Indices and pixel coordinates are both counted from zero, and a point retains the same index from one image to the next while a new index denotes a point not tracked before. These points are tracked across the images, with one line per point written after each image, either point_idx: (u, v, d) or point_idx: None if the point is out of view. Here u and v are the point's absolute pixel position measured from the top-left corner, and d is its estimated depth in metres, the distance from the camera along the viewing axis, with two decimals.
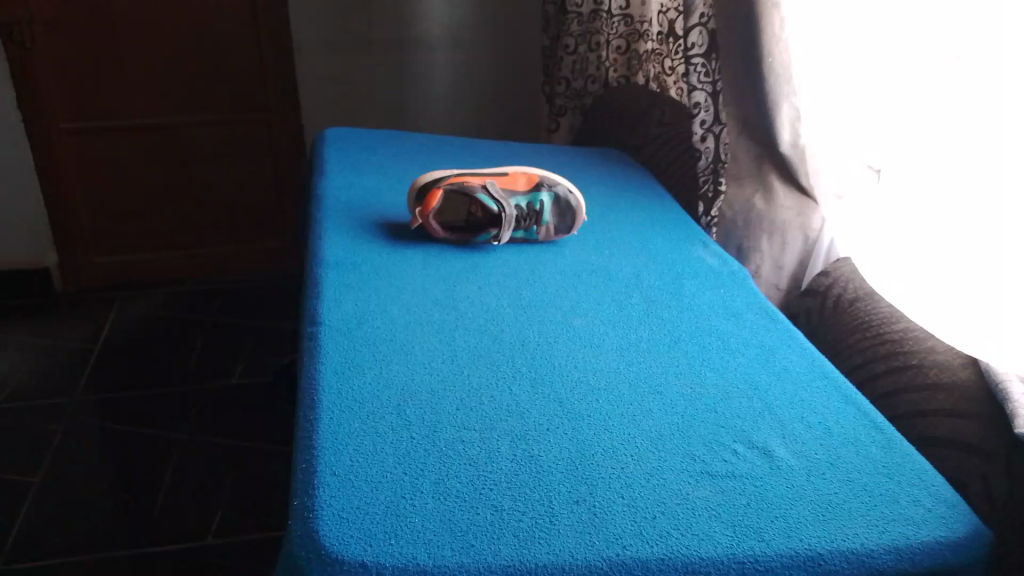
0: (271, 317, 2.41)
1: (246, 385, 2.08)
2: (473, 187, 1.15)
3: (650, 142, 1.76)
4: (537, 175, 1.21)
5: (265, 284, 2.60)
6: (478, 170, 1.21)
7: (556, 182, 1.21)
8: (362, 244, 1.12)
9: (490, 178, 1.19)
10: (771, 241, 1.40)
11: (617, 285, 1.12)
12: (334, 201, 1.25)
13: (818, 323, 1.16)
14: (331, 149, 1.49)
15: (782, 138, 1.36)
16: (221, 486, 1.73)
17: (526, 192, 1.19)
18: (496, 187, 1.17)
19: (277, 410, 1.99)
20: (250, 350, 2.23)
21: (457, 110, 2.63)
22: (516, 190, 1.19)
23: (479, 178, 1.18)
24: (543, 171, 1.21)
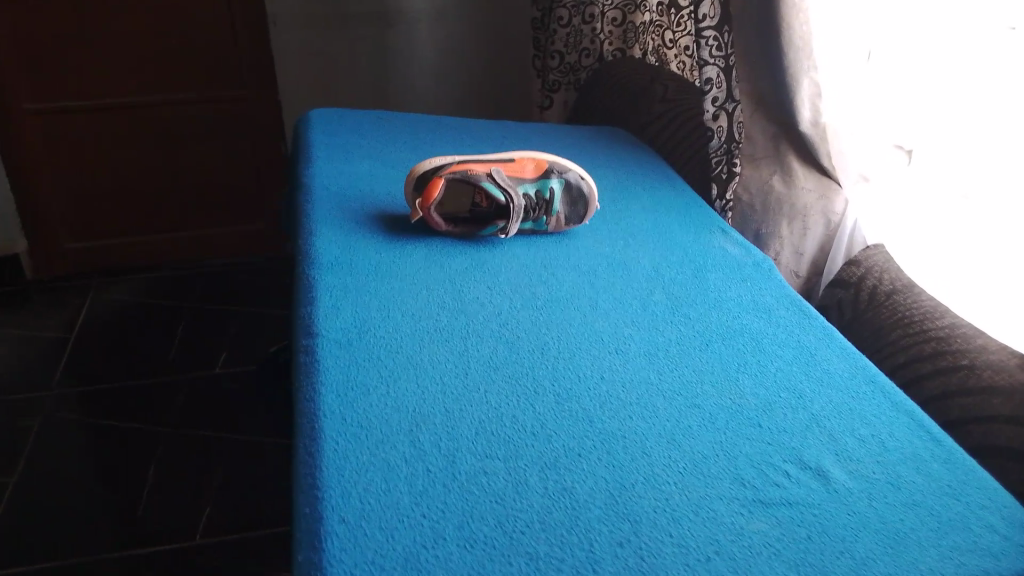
0: (256, 302, 2.30)
1: (231, 375, 1.97)
2: (478, 174, 1.05)
3: (654, 119, 1.66)
4: (546, 160, 1.10)
5: (246, 267, 2.48)
6: (481, 155, 1.10)
7: (567, 167, 1.11)
8: (359, 240, 1.02)
9: (494, 164, 1.09)
10: (791, 226, 1.31)
11: (637, 280, 1.03)
12: (325, 190, 1.15)
13: (852, 317, 1.08)
14: (318, 132, 1.38)
15: (803, 117, 1.28)
16: (208, 483, 1.64)
17: (534, 179, 1.09)
18: (503, 174, 1.07)
19: (267, 401, 1.89)
20: (234, 338, 2.12)
21: (442, 84, 2.53)
22: (524, 176, 1.09)
23: (484, 164, 1.08)
24: (552, 155, 1.12)
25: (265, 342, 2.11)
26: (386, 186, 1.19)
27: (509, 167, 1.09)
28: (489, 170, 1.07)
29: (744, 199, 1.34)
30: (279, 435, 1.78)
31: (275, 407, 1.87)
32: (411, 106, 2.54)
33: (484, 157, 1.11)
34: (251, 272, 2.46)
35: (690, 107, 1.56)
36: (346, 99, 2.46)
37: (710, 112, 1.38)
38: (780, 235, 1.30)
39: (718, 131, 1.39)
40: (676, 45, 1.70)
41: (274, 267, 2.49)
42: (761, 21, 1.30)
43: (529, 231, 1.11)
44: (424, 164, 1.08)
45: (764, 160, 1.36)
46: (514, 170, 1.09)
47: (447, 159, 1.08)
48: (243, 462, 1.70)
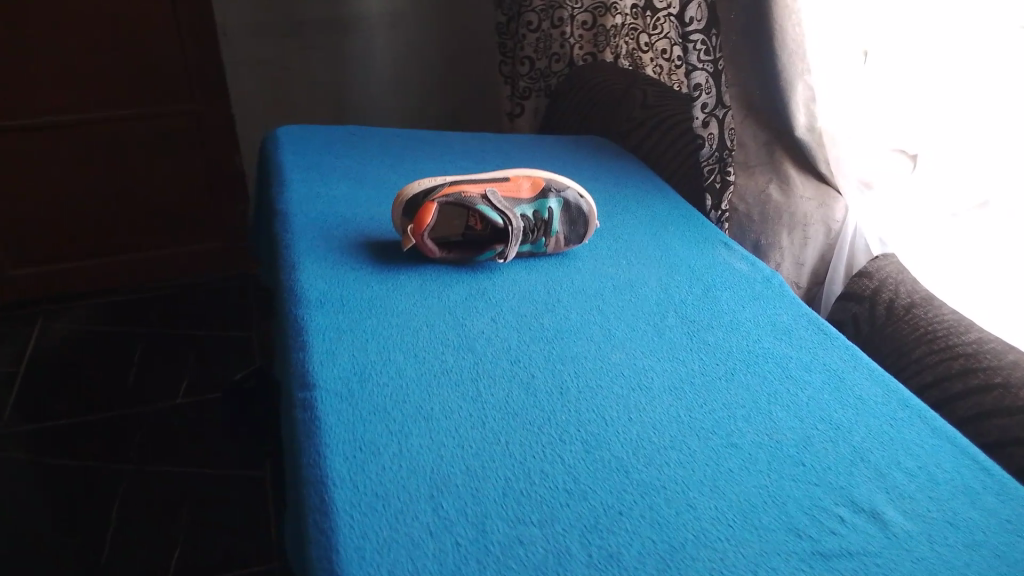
0: (217, 325, 2.17)
1: (196, 405, 1.85)
2: (472, 197, 0.98)
3: (635, 126, 1.60)
4: (542, 179, 1.03)
5: (206, 286, 2.36)
6: (473, 175, 1.03)
7: (565, 186, 1.04)
8: (347, 273, 0.94)
9: (488, 184, 1.02)
10: (791, 236, 1.25)
11: (647, 304, 0.97)
12: (305, 217, 1.06)
13: (870, 333, 1.03)
14: (288, 151, 1.28)
15: (797, 122, 1.23)
16: (178, 522, 1.52)
17: (532, 198, 1.02)
18: (498, 195, 1.00)
19: (236, 430, 1.78)
20: (195, 365, 2.00)
21: (402, 92, 2.45)
22: (520, 196, 1.02)
23: (477, 185, 1.01)
24: (548, 173, 1.05)
25: (230, 368, 1.99)
26: (369, 210, 1.10)
27: (504, 187, 1.02)
28: (484, 192, 0.99)
29: (741, 208, 1.29)
30: (252, 466, 1.68)
31: (245, 437, 1.76)
32: (372, 114, 2.45)
33: (476, 176, 1.03)
34: (211, 293, 2.33)
35: (675, 113, 1.50)
36: (303, 110, 2.36)
37: (698, 118, 1.30)
38: (781, 245, 1.25)
39: (709, 138, 1.31)
40: (653, 49, 1.66)
41: (235, 287, 2.36)
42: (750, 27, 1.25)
43: (526, 254, 1.04)
44: (413, 187, 1.00)
45: (758, 167, 1.31)
46: (510, 190, 1.02)
47: (438, 181, 1.00)
48: (214, 499, 1.59)
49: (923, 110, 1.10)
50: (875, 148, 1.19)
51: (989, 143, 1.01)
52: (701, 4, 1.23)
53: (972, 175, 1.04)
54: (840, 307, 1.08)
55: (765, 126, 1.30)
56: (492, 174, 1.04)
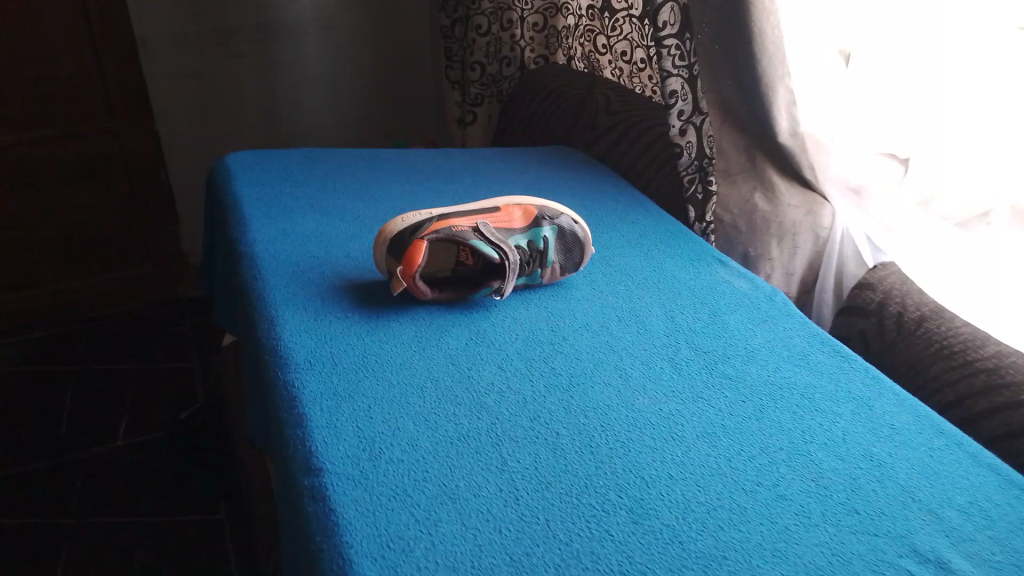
0: (160, 356, 2.00)
1: (143, 446, 1.69)
2: (463, 232, 0.90)
3: (602, 134, 1.54)
4: (534, 207, 0.97)
5: (139, 313, 2.18)
6: (459, 206, 0.95)
7: (557, 212, 0.97)
8: (333, 325, 0.84)
9: (476, 215, 0.94)
10: (780, 247, 1.21)
11: (657, 335, 0.91)
12: (275, 261, 0.96)
13: (882, 350, 0.99)
14: (244, 183, 1.18)
15: (781, 128, 1.20)
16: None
17: (525, 227, 0.95)
18: (490, 227, 0.92)
19: (190, 472, 1.62)
20: (139, 402, 1.83)
21: (337, 99, 2.32)
22: (512, 226, 0.94)
23: (466, 217, 0.93)
24: (538, 199, 0.98)
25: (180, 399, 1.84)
26: (344, 247, 1.01)
27: (494, 217, 0.94)
28: (474, 225, 0.91)
29: (727, 219, 1.24)
30: (209, 510, 1.53)
31: (202, 477, 1.61)
32: (309, 123, 2.32)
33: (462, 207, 0.95)
34: (149, 319, 2.15)
35: (648, 117, 1.43)
36: (234, 122, 2.22)
37: (676, 126, 1.26)
38: (770, 257, 1.21)
39: (687, 147, 1.27)
40: (611, 51, 1.60)
41: (176, 311, 2.19)
42: (725, 33, 1.20)
43: (521, 286, 0.97)
44: (395, 224, 0.91)
45: (740, 175, 1.27)
46: (500, 220, 0.94)
47: (423, 215, 0.92)
48: (173, 548, 1.44)
49: (905, 117, 1.06)
50: (863, 152, 1.14)
51: (977, 143, 0.95)
52: (674, 7, 1.20)
53: (956, 177, 0.98)
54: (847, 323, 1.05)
55: (743, 130, 1.26)
56: (478, 203, 0.96)
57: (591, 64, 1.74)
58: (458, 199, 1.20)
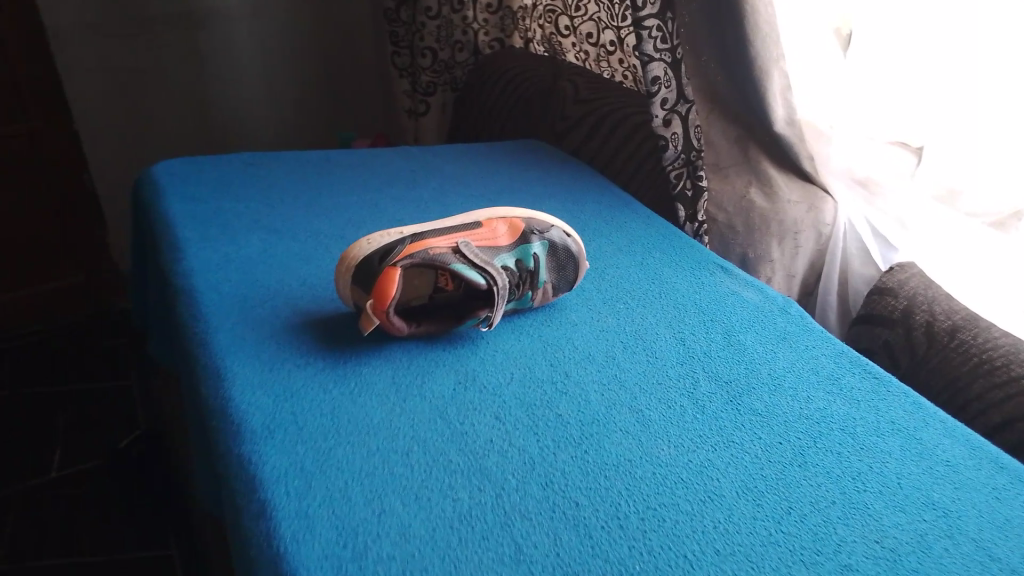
0: (89, 375, 1.76)
1: (78, 476, 1.46)
2: (442, 255, 0.76)
3: (573, 124, 1.41)
4: (518, 220, 0.83)
5: (70, 327, 1.96)
6: (434, 222, 0.81)
7: (546, 225, 0.84)
8: (293, 376, 0.70)
9: (455, 233, 0.80)
10: (781, 247, 1.10)
11: (670, 364, 0.79)
12: (219, 295, 0.81)
13: (912, 364, 0.89)
14: (175, 197, 1.02)
15: (777, 116, 1.09)
16: None
17: (512, 244, 0.82)
18: (472, 247, 0.79)
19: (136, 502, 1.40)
20: (65, 424, 1.60)
21: (275, 88, 2.13)
22: (497, 244, 0.81)
23: (442, 234, 0.79)
24: (524, 209, 0.84)
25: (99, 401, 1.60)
26: (298, 274, 0.86)
27: (476, 234, 0.80)
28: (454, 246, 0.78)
29: (722, 219, 1.13)
30: (153, 544, 1.31)
31: (150, 506, 1.38)
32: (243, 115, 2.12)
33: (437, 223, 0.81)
34: (76, 336, 1.92)
35: (625, 104, 1.30)
36: (163, 118, 2.00)
37: (658, 116, 1.13)
38: (771, 258, 1.10)
39: (674, 138, 1.13)
40: (575, 33, 1.44)
41: (104, 325, 1.95)
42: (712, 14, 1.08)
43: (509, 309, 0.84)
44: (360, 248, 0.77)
45: (731, 168, 1.15)
46: (482, 238, 0.81)
47: (393, 236, 0.78)
48: None
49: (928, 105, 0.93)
50: (863, 143, 1.05)
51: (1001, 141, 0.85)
52: None
53: (989, 173, 0.88)
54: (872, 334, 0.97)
55: (733, 118, 1.15)
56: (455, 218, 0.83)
57: (551, 47, 1.59)
58: (424, 209, 1.06)
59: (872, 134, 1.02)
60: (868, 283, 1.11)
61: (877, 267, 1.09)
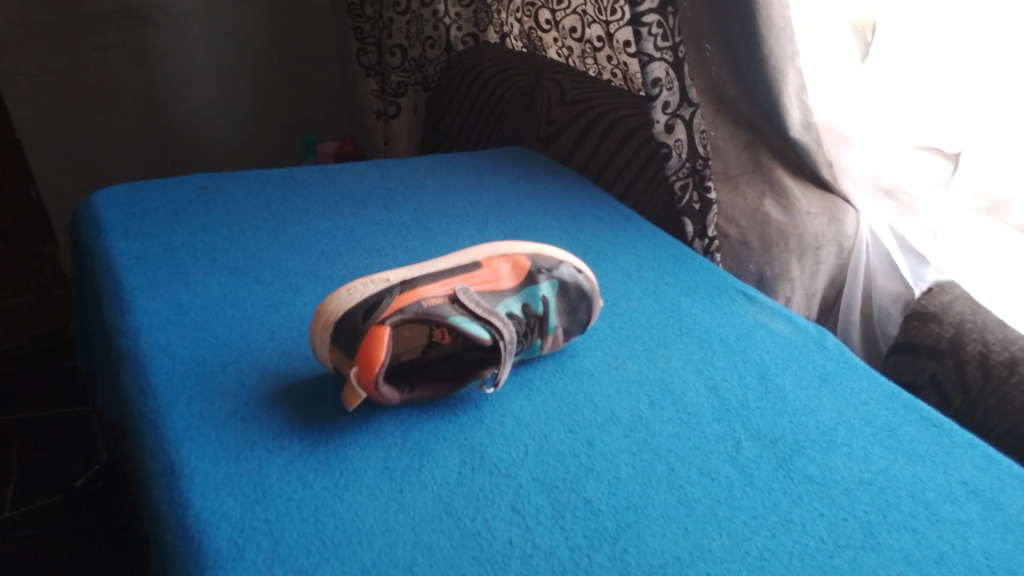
0: (38, 402, 1.53)
1: (29, 521, 1.23)
2: (439, 308, 0.65)
3: (561, 128, 1.28)
4: (523, 257, 0.73)
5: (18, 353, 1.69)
6: (425, 264, 0.69)
7: (555, 260, 0.75)
8: (267, 469, 0.58)
9: (451, 278, 0.69)
10: (801, 264, 1.00)
11: (705, 422, 0.68)
12: (171, 360, 0.68)
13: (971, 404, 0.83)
14: (115, 233, 0.87)
15: (792, 120, 0.98)
16: None
17: (517, 287, 0.72)
18: (472, 294, 0.67)
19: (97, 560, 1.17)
20: (14, 461, 1.36)
21: (231, 89, 1.92)
22: (499, 288, 0.71)
23: (435, 280, 0.68)
24: (527, 244, 0.75)
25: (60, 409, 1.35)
26: (265, 326, 0.74)
27: (477, 278, 0.70)
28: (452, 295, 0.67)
29: (735, 234, 1.02)
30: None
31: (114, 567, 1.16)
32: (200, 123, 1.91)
33: (429, 264, 0.69)
34: (13, 357, 1.67)
35: (619, 107, 1.18)
36: (113, 124, 1.78)
37: (658, 121, 1.01)
38: (790, 276, 1.00)
39: (678, 146, 1.02)
40: (557, 28, 1.34)
41: (54, 346, 1.72)
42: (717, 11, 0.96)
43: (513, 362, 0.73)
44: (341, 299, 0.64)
45: (742, 178, 1.04)
46: (484, 282, 0.71)
47: (379, 283, 0.66)
48: None
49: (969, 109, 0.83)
50: (890, 148, 0.93)
51: None
52: None
53: None
54: (916, 367, 0.90)
55: (739, 123, 1.04)
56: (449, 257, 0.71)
57: (531, 40, 1.47)
58: (405, 236, 0.94)
59: (900, 138, 0.91)
60: (897, 303, 1.00)
61: (908, 286, 0.99)
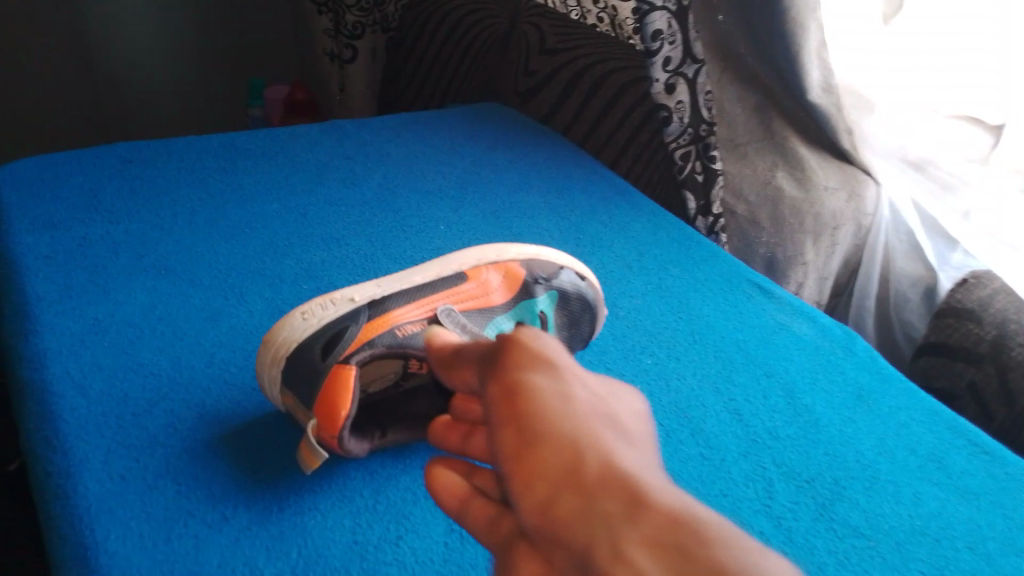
0: None
1: None
2: (416, 335, 0.55)
3: (542, 81, 1.14)
4: (517, 263, 0.63)
5: None
6: (397, 278, 0.58)
7: (553, 266, 0.63)
8: (208, 552, 0.46)
9: (431, 296, 0.59)
10: (816, 246, 0.89)
11: (730, 459, 0.58)
12: (87, 401, 0.56)
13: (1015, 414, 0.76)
14: (20, 223, 0.73)
15: (811, 82, 0.86)
16: None
17: (511, 303, 0.63)
18: (457, 315, 0.59)
19: None
20: None
21: (171, 26, 1.59)
22: (487, 302, 0.62)
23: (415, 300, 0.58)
24: (522, 246, 0.64)
25: None
26: (202, 349, 0.62)
27: (460, 295, 0.61)
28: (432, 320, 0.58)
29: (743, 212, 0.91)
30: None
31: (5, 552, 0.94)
32: (149, 73, 1.61)
33: (404, 278, 0.58)
34: None
35: (605, 58, 1.06)
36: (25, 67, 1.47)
37: (657, 80, 0.89)
38: (804, 259, 0.90)
39: (679, 108, 0.90)
40: None
41: None
42: None
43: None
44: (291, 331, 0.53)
45: (751, 146, 0.93)
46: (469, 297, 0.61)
47: (342, 306, 0.54)
48: None
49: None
50: (921, 117, 0.83)
51: None
52: None
53: None
54: (953, 373, 0.83)
55: (749, 84, 0.92)
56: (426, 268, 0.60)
57: None
58: (368, 220, 0.82)
59: (935, 105, 0.80)
60: (917, 287, 0.90)
61: (931, 269, 0.88)
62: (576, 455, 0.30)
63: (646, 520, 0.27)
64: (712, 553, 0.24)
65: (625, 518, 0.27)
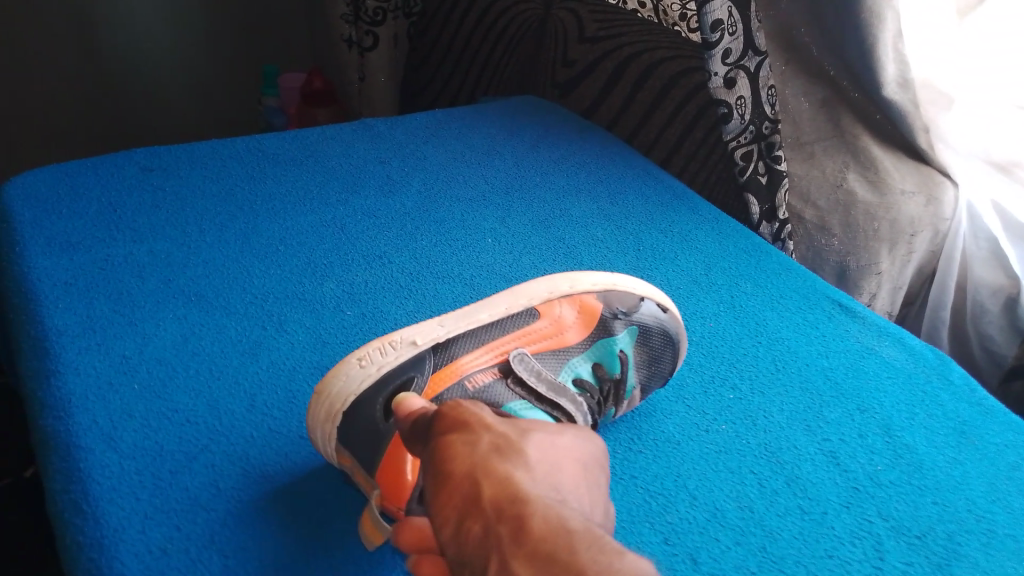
0: None
1: None
2: (490, 388, 0.52)
3: (583, 72, 1.07)
4: (597, 292, 0.56)
5: None
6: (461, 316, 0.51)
7: (637, 296, 0.57)
8: None
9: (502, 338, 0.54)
10: (892, 255, 0.85)
11: (832, 512, 0.52)
12: (117, 456, 0.50)
13: None
14: (35, 246, 0.67)
15: (886, 76, 0.78)
16: None
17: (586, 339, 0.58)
18: (530, 359, 0.54)
19: None
20: None
21: (182, 13, 1.51)
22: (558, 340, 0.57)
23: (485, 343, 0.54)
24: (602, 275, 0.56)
25: None
26: (243, 391, 0.56)
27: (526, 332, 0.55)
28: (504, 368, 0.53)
29: (811, 217, 0.87)
30: None
31: None
32: (157, 62, 1.54)
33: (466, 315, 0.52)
34: None
35: (653, 47, 0.98)
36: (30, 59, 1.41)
37: (716, 74, 0.82)
38: (878, 268, 0.85)
39: (739, 104, 0.83)
40: None
41: None
42: None
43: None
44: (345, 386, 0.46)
45: (818, 145, 0.86)
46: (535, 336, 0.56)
47: (406, 352, 0.48)
48: None
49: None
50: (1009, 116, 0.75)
51: None
52: None
53: None
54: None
55: (815, 76, 0.85)
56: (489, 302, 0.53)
57: None
58: (411, 234, 0.75)
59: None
60: (997, 298, 0.83)
61: (1012, 278, 0.81)
62: (474, 484, 0.33)
63: (530, 541, 0.30)
64: (575, 560, 0.28)
65: (513, 540, 0.30)
